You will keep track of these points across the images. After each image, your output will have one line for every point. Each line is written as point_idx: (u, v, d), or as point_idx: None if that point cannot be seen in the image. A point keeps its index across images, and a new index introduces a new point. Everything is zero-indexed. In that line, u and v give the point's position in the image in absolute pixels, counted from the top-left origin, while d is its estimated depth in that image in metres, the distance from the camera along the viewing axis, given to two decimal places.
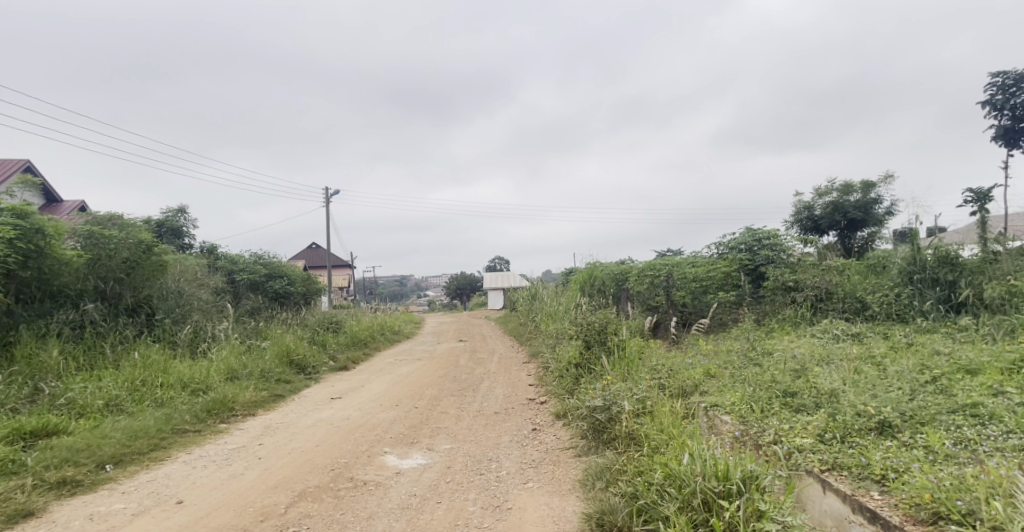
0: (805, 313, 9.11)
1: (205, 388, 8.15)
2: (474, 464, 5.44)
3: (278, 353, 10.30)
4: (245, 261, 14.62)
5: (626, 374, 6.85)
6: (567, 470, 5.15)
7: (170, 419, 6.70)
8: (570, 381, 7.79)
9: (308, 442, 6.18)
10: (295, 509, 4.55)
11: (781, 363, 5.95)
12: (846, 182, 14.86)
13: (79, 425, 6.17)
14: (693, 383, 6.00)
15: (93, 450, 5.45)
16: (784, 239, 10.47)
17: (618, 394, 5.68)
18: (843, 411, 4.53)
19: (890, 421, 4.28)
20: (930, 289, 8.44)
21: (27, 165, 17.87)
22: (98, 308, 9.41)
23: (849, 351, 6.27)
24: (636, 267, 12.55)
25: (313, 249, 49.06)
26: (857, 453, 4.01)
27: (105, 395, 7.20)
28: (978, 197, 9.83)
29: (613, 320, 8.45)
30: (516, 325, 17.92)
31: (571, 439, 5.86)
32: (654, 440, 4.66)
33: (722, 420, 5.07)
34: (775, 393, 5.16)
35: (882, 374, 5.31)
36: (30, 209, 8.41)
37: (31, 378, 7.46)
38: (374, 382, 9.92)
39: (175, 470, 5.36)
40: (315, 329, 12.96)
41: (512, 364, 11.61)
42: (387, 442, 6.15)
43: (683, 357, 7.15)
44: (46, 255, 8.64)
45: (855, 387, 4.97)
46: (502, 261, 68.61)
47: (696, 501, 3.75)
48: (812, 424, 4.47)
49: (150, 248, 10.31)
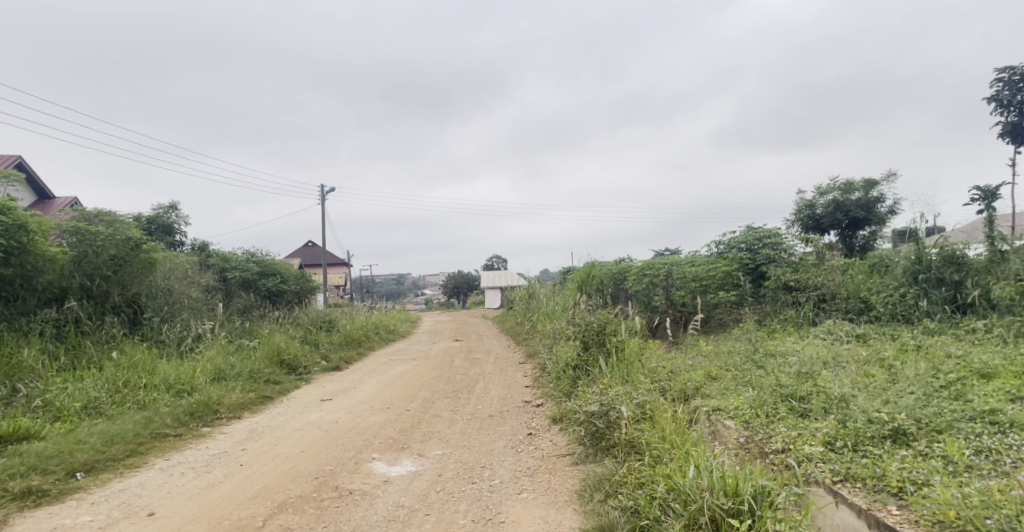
0: (807, 313, 8.88)
1: (190, 389, 7.86)
2: (466, 472, 5.18)
3: (268, 353, 10.02)
4: (238, 259, 14.33)
5: (626, 376, 6.58)
6: (564, 480, 4.90)
7: (149, 423, 6.42)
8: (567, 383, 7.54)
9: (293, 448, 5.90)
10: (274, 522, 4.30)
11: (786, 366, 5.69)
12: (847, 180, 14.64)
13: (53, 429, 5.90)
14: (694, 386, 5.76)
15: (64, 457, 5.17)
16: (785, 237, 10.22)
17: (618, 398, 5.41)
18: (853, 418, 4.27)
19: (904, 429, 4.03)
20: (936, 289, 8.20)
21: (20, 160, 17.53)
22: (83, 306, 9.12)
23: (857, 353, 6.02)
24: (635, 265, 12.30)
25: (311, 246, 48.82)
26: (871, 463, 3.76)
27: (83, 397, 6.92)
28: (986, 195, 9.59)
29: (612, 319, 8.21)
30: (512, 325, 17.68)
31: (568, 446, 5.60)
32: (656, 449, 4.40)
33: (725, 426, 4.84)
34: (780, 398, 4.90)
35: (892, 377, 5.06)
36: (12, 204, 8.06)
37: (9, 378, 7.17)
38: (366, 384, 9.66)
39: (150, 478, 5.09)
40: (307, 330, 12.71)
41: (508, 364, 11.40)
42: (376, 447, 5.89)
43: (683, 358, 6.92)
44: (29, 252, 8.32)
45: (866, 392, 4.71)
46: (499, 259, 68.35)
47: (703, 518, 3.49)
48: (821, 430, 4.22)
49: (139, 245, 10.01)
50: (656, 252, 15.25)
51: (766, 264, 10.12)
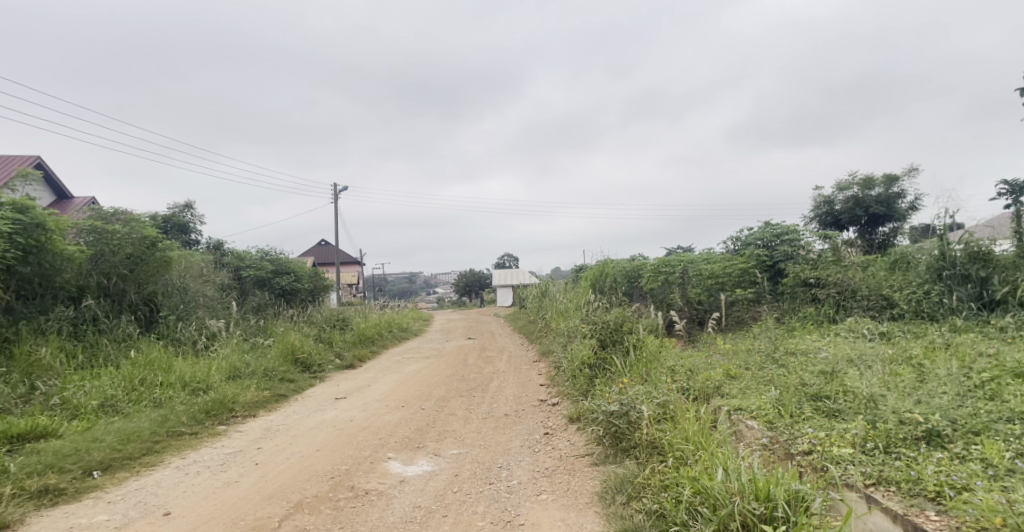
0: (826, 312, 8.72)
1: (205, 388, 7.85)
2: (483, 472, 5.10)
3: (282, 352, 10.01)
4: (252, 257, 14.35)
5: (644, 376, 6.47)
6: (583, 481, 4.80)
7: (165, 421, 6.41)
8: (584, 382, 7.43)
9: (309, 446, 5.87)
10: (290, 522, 4.24)
11: (808, 365, 5.55)
12: (867, 175, 14.41)
13: (70, 427, 5.90)
14: (715, 385, 5.64)
15: (81, 455, 5.16)
16: (803, 234, 10.04)
17: (637, 397, 5.30)
18: (884, 418, 4.14)
19: (939, 430, 3.89)
20: (961, 286, 8.01)
21: (39, 161, 17.77)
22: (100, 305, 9.16)
23: (882, 351, 5.86)
24: (650, 263, 12.15)
25: (324, 245, 49.07)
26: (906, 466, 3.63)
27: (100, 395, 6.93)
28: (1014, 189, 9.35)
29: (628, 317, 8.11)
30: (525, 323, 17.59)
31: (586, 446, 5.50)
32: (679, 450, 4.29)
33: (747, 426, 4.72)
34: (805, 398, 4.77)
35: (921, 377, 4.90)
36: (31, 203, 8.09)
37: (27, 376, 7.19)
38: (380, 382, 9.63)
39: (166, 477, 5.06)
40: (321, 328, 12.70)
41: (521, 363, 11.31)
42: (391, 447, 5.83)
43: (701, 356, 6.80)
44: (46, 250, 8.35)
45: (896, 391, 4.56)
46: (510, 258, 68.17)
47: (734, 524, 3.39)
48: (850, 431, 4.09)
49: (155, 244, 10.05)
50: (670, 250, 15.09)
51: (783, 261, 9.98)
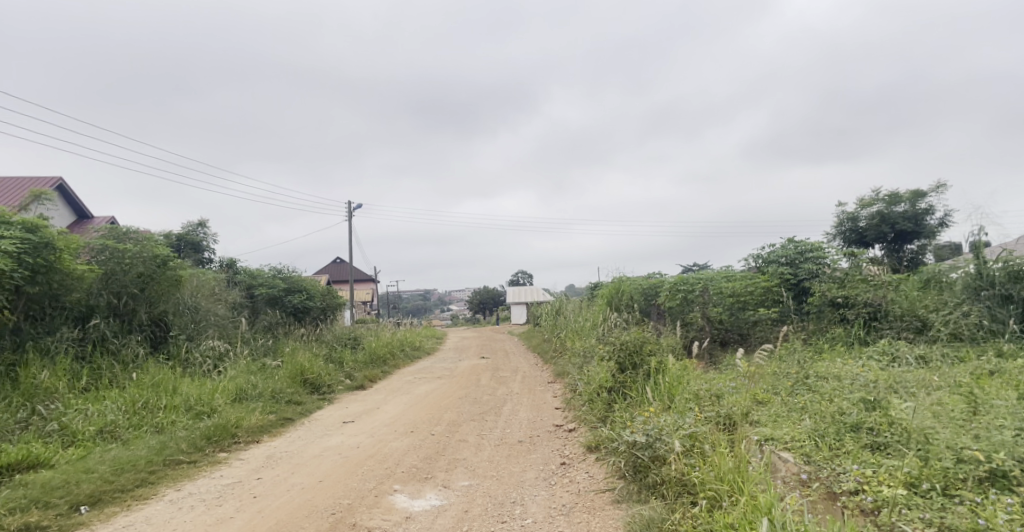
0: (857, 333, 8.26)
1: (209, 411, 7.57)
2: (496, 508, 4.74)
3: (290, 372, 9.72)
4: (265, 276, 14.14)
5: (667, 403, 6.06)
6: (605, 522, 4.42)
7: (164, 448, 6.11)
8: (602, 408, 7.02)
9: (310, 477, 5.53)
10: None
11: (845, 391, 5.12)
12: (892, 191, 13.94)
13: (64, 456, 5.63)
14: (743, 411, 5.22)
15: (69, 488, 4.87)
16: (829, 251, 9.61)
17: (662, 427, 4.91)
18: (938, 455, 3.72)
19: (1004, 470, 3.48)
20: (1001, 307, 7.55)
21: (59, 182, 17.89)
22: (109, 324, 8.94)
23: (928, 378, 5.39)
24: (667, 281, 11.77)
25: (340, 262, 49.23)
26: (971, 513, 3.25)
27: (99, 421, 6.65)
28: None
29: (648, 339, 7.70)
30: (540, 341, 17.19)
31: (607, 479, 5.11)
32: (711, 491, 3.94)
33: (781, 458, 4.31)
34: (845, 429, 4.35)
35: (974, 408, 4.45)
36: (40, 223, 7.88)
37: (29, 400, 6.94)
38: (390, 404, 9.29)
39: (157, 512, 4.75)
40: (331, 348, 12.43)
41: (536, 385, 10.91)
42: (398, 478, 5.47)
43: (725, 380, 6.38)
44: (56, 270, 8.12)
45: (949, 423, 4.12)
46: (524, 274, 67.82)
47: None
48: (901, 469, 3.69)
49: (166, 263, 9.83)
50: (689, 268, 14.70)
51: (808, 279, 9.50)
